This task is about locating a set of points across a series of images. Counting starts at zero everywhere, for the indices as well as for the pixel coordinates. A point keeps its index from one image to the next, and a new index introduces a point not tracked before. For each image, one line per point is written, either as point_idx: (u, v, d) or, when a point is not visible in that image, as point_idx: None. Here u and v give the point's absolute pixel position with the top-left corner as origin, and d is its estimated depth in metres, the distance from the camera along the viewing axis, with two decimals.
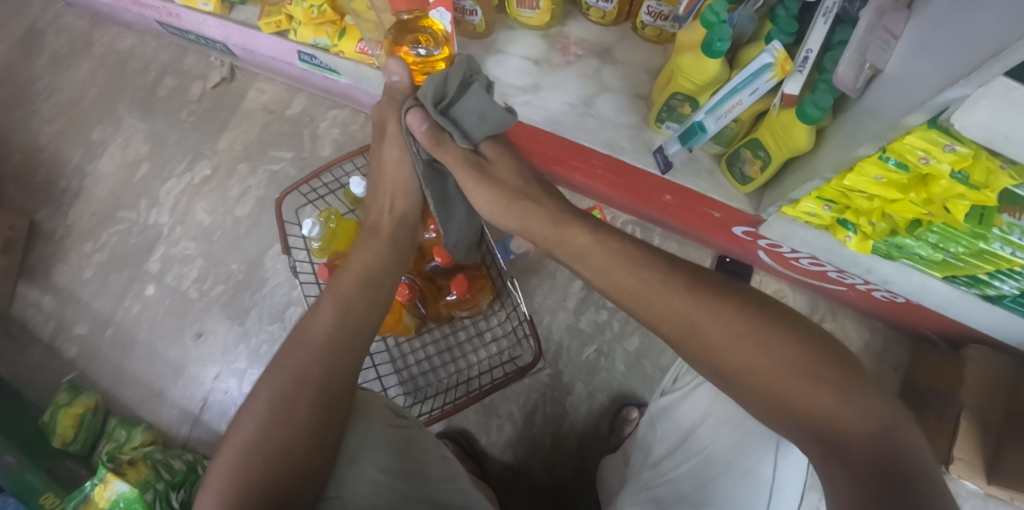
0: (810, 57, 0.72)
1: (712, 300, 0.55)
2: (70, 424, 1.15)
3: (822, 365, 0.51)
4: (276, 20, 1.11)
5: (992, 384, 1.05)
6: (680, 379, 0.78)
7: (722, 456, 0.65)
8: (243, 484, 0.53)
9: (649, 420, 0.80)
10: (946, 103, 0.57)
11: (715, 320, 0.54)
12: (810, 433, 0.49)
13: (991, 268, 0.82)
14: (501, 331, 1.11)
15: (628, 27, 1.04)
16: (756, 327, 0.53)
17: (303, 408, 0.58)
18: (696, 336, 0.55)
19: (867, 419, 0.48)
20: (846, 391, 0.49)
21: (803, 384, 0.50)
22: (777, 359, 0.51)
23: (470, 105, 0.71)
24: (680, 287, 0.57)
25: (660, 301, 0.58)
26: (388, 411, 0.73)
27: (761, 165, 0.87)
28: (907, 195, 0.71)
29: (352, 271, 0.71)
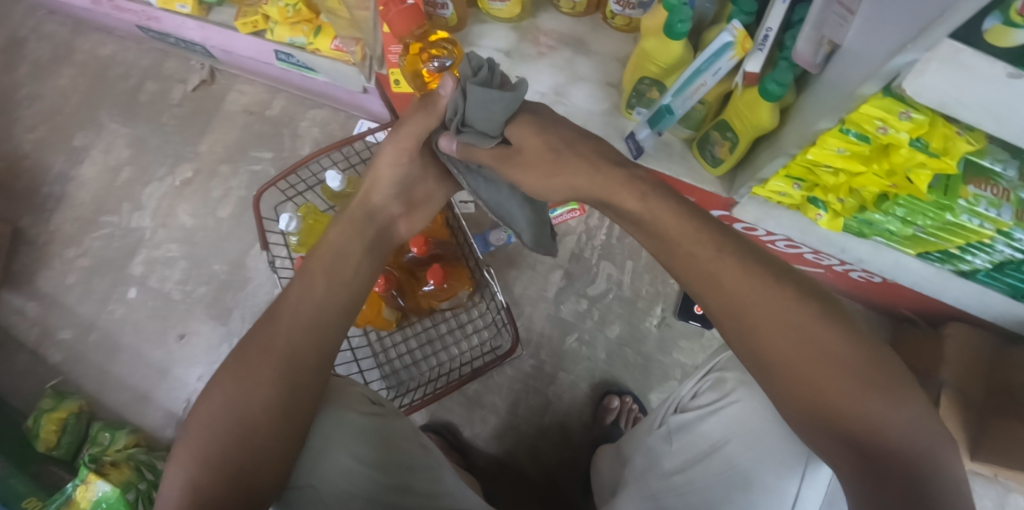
0: (770, 35, 0.74)
1: (772, 287, 0.55)
2: (53, 429, 1.14)
3: (871, 370, 0.53)
4: (252, 20, 1.12)
5: (969, 361, 1.06)
6: (701, 395, 0.72)
7: (743, 477, 0.64)
8: (208, 460, 0.54)
9: (665, 432, 0.74)
10: (897, 69, 0.57)
11: (773, 310, 0.54)
12: (848, 440, 0.52)
13: (961, 241, 0.82)
14: (482, 323, 1.12)
15: (599, 18, 1.05)
16: (814, 324, 0.54)
17: (265, 389, 0.57)
18: (747, 323, 0.55)
19: (909, 434, 0.51)
20: (895, 401, 0.52)
21: (854, 390, 0.52)
22: (827, 356, 0.53)
23: (475, 111, 0.64)
24: (737, 267, 0.56)
25: (714, 280, 0.57)
26: (363, 399, 0.69)
27: (730, 146, 0.88)
28: (869, 167, 0.72)
29: (323, 253, 0.67)
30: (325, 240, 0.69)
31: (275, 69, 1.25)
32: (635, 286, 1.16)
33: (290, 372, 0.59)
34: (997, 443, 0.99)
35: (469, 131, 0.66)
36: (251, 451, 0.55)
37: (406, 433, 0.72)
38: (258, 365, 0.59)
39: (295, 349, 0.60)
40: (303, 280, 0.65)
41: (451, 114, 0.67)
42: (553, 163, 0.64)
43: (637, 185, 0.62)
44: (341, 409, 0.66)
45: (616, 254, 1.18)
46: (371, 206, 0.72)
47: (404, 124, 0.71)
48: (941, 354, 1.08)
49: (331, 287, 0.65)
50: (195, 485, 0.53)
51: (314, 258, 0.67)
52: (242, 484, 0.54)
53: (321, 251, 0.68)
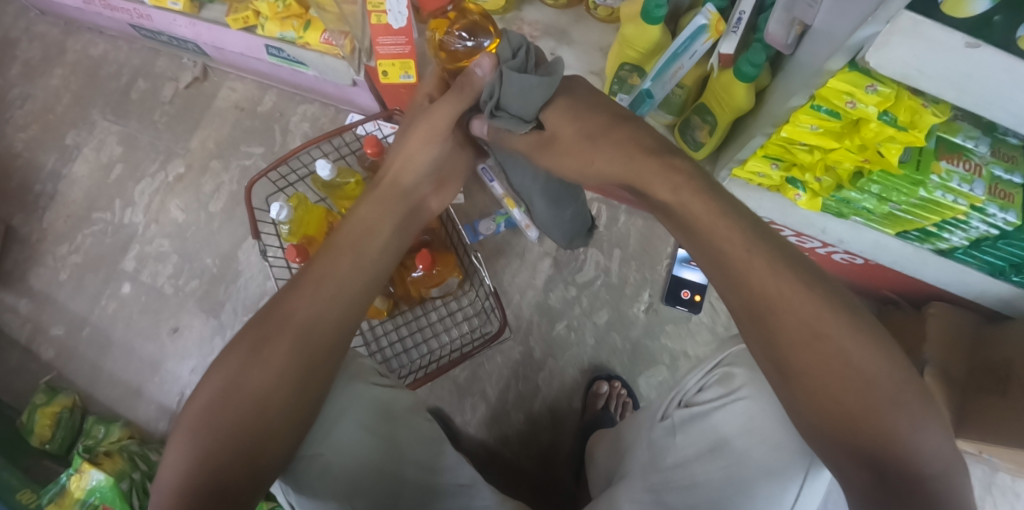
0: (743, 18, 0.76)
1: (803, 289, 0.54)
2: (47, 423, 1.15)
3: (895, 385, 0.52)
4: (242, 16, 1.14)
5: (949, 339, 1.09)
6: (707, 390, 0.71)
7: (750, 478, 0.64)
8: (215, 422, 0.54)
9: (669, 425, 0.73)
10: (860, 42, 0.60)
11: (804, 313, 0.53)
12: (864, 455, 0.51)
13: (937, 218, 0.84)
14: (472, 310, 1.14)
15: (582, 9, 1.07)
16: (844, 331, 0.52)
17: (286, 359, 0.58)
18: (774, 323, 0.54)
19: (925, 453, 0.51)
20: (916, 418, 0.51)
21: (875, 405, 0.51)
22: (851, 368, 0.52)
23: (514, 96, 0.64)
24: (767, 265, 0.55)
25: (743, 275, 0.55)
26: (373, 370, 0.74)
27: (710, 129, 0.90)
28: (842, 142, 0.74)
29: (348, 231, 0.68)
30: (354, 216, 0.69)
31: (266, 65, 1.26)
32: (622, 273, 1.18)
33: (307, 350, 0.59)
34: (979, 418, 1.01)
35: (505, 115, 0.66)
36: (265, 419, 0.55)
37: (408, 407, 0.75)
38: (271, 341, 0.59)
39: (290, 316, 0.61)
40: (327, 256, 0.65)
41: (485, 98, 0.66)
42: (587, 151, 0.65)
43: (618, 161, 0.63)
44: (351, 380, 0.69)
45: (604, 242, 1.20)
46: (398, 184, 0.72)
47: (440, 104, 0.70)
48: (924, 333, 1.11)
49: (335, 262, 0.65)
50: (206, 453, 0.53)
51: (337, 236, 0.68)
52: (250, 454, 0.54)
53: (343, 227, 0.69)
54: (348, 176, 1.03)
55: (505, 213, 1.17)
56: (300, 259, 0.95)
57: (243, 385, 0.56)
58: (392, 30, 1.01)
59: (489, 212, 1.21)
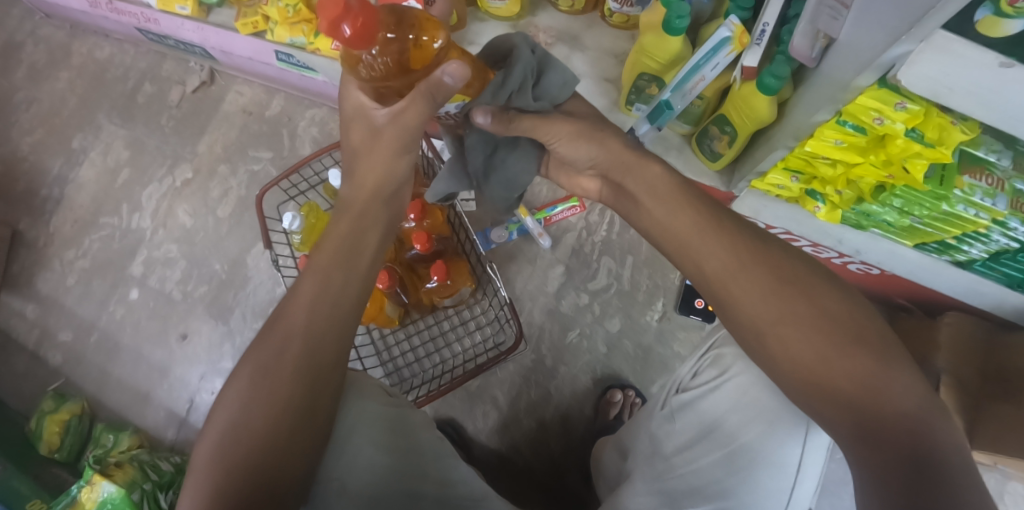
0: (767, 30, 0.75)
1: (758, 259, 0.60)
2: (56, 431, 1.14)
3: (859, 336, 0.56)
4: (253, 20, 1.13)
5: (963, 346, 1.08)
6: (700, 374, 0.76)
7: (748, 449, 0.67)
8: (236, 444, 0.54)
9: (667, 413, 0.77)
10: (892, 61, 0.59)
11: (767, 282, 0.59)
12: (838, 402, 0.54)
13: (958, 231, 0.83)
14: (484, 319, 1.13)
15: (596, 15, 1.05)
16: (799, 292, 0.58)
17: (286, 389, 0.57)
18: (737, 293, 0.60)
19: (899, 392, 0.53)
20: (881, 361, 0.54)
21: (839, 352, 0.55)
22: (818, 324, 0.56)
23: (556, 80, 0.66)
24: (725, 244, 0.61)
25: (706, 257, 0.62)
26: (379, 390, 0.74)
27: (728, 140, 0.89)
28: (866, 158, 0.73)
29: (327, 248, 0.65)
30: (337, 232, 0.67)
31: (274, 69, 1.25)
32: (634, 280, 1.17)
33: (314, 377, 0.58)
34: (997, 427, 1.00)
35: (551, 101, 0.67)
36: (282, 443, 0.55)
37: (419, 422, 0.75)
38: (286, 365, 0.58)
39: (309, 324, 0.60)
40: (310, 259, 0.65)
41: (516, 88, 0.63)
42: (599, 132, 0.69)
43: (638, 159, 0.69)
44: (360, 397, 0.69)
45: (616, 249, 1.19)
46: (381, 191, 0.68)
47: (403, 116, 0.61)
48: (937, 340, 1.09)
49: (320, 279, 0.63)
50: (219, 490, 0.52)
51: (321, 246, 0.66)
52: (269, 492, 0.53)
53: (326, 247, 0.66)
54: None
55: (517, 220, 1.16)
56: None
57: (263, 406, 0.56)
58: None
59: (501, 219, 1.20)
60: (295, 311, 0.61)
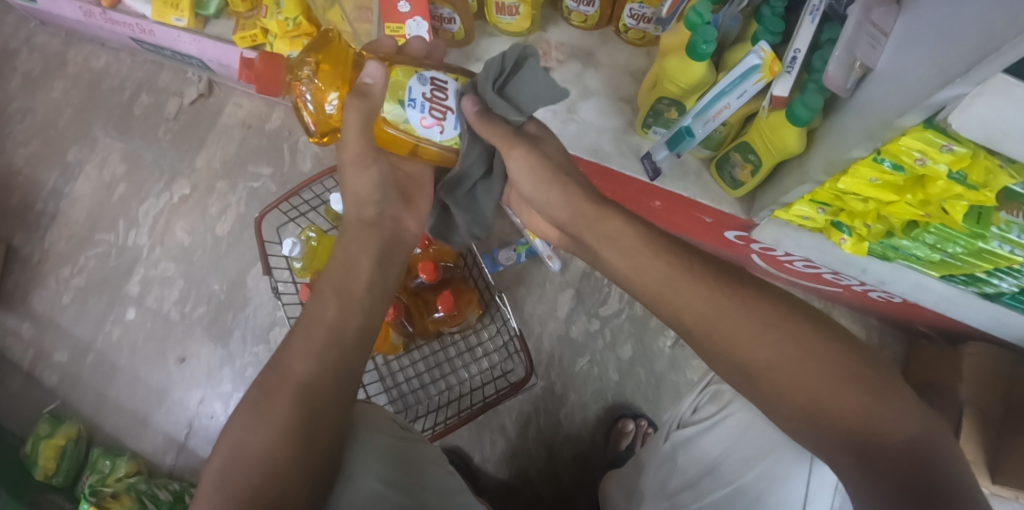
0: (799, 56, 0.70)
1: (740, 303, 0.55)
2: (52, 456, 1.11)
3: (848, 362, 0.52)
4: (251, 34, 1.09)
5: (988, 380, 1.01)
6: (700, 409, 0.77)
7: (748, 489, 0.65)
8: (226, 486, 0.50)
9: (669, 449, 0.77)
10: (943, 102, 0.54)
11: (744, 317, 0.55)
12: (838, 437, 0.50)
13: (990, 266, 0.78)
14: (492, 346, 1.08)
15: (610, 30, 1.00)
16: (784, 331, 0.53)
17: (288, 427, 0.52)
18: (723, 339, 0.55)
19: (902, 424, 0.48)
20: (878, 394, 0.50)
21: (831, 383, 0.51)
22: (801, 356, 0.52)
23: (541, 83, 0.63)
24: (704, 289, 0.57)
25: (684, 306, 0.57)
26: (392, 425, 0.71)
27: (752, 168, 0.84)
28: (903, 196, 0.69)
29: (334, 278, 0.64)
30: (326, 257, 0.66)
31: None
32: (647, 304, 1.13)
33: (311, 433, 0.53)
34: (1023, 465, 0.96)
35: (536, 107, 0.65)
36: (277, 488, 0.50)
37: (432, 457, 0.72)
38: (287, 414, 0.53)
39: (312, 376, 0.56)
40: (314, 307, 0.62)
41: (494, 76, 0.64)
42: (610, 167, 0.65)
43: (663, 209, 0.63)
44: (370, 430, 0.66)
45: None
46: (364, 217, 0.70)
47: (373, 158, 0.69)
48: (959, 372, 1.02)
49: (341, 316, 0.61)
50: None
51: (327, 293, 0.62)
52: None
53: (334, 299, 0.62)
54: None
55: (525, 241, 1.12)
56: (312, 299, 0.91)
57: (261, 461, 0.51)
58: None
59: (509, 241, 1.16)
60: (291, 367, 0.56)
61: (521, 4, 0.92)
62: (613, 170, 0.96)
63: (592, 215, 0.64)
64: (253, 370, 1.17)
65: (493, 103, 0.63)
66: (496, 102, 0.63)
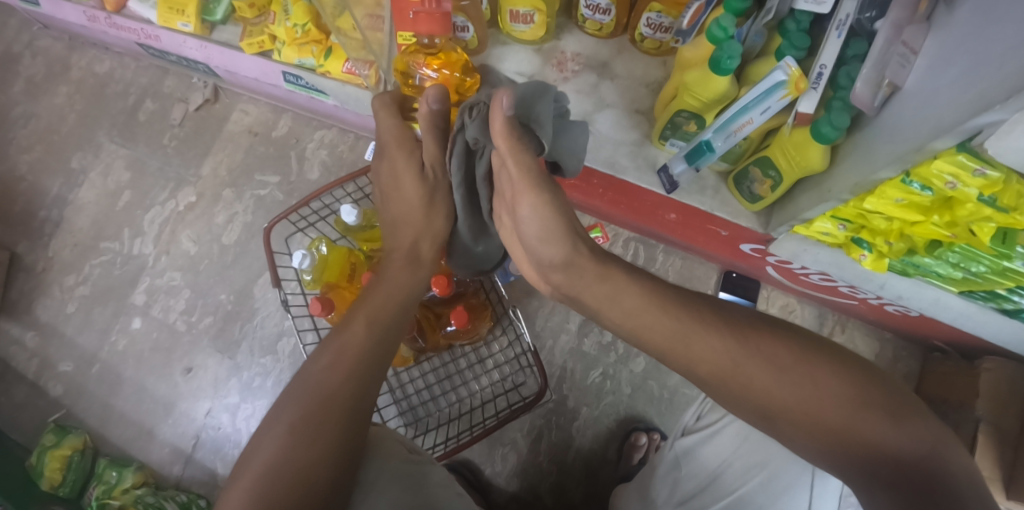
0: (824, 73, 0.69)
1: (755, 348, 0.51)
2: (58, 467, 1.10)
3: (868, 389, 0.49)
4: (259, 40, 1.07)
5: (1005, 397, 0.99)
6: (704, 416, 0.77)
7: (749, 501, 0.67)
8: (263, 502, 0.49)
9: (671, 458, 0.77)
10: (979, 127, 0.52)
11: (760, 362, 0.50)
12: (861, 466, 0.48)
13: (1011, 284, 0.76)
14: (503, 358, 1.07)
15: (626, 39, 0.98)
16: (803, 372, 0.49)
17: (325, 451, 0.52)
18: (742, 389, 0.51)
19: (919, 442, 0.47)
20: (900, 420, 0.47)
21: (856, 415, 0.48)
22: (826, 395, 0.48)
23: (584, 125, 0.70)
24: (716, 336, 0.52)
25: (696, 359, 0.52)
26: (402, 447, 0.70)
27: (772, 184, 0.83)
28: (930, 217, 0.68)
29: (385, 300, 0.66)
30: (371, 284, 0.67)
31: (281, 90, 1.19)
32: None
33: (341, 449, 0.53)
34: None
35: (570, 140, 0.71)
36: (318, 496, 0.51)
37: (443, 480, 0.70)
38: (315, 432, 0.53)
39: (332, 399, 0.55)
40: (343, 332, 0.61)
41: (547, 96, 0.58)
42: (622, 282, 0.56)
43: None
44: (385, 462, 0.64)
45: None
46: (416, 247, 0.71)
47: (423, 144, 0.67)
48: (976, 388, 1.01)
49: (377, 331, 0.62)
50: None
51: (357, 317, 0.63)
52: None
53: (364, 321, 0.63)
54: (376, 219, 0.99)
55: None
56: (326, 313, 0.87)
57: (283, 472, 0.50)
58: None
59: None
60: (312, 390, 0.56)
61: (536, 12, 0.90)
62: (623, 181, 0.96)
63: (591, 276, 0.57)
64: (261, 381, 1.16)
65: (543, 116, 0.57)
66: (543, 117, 0.57)
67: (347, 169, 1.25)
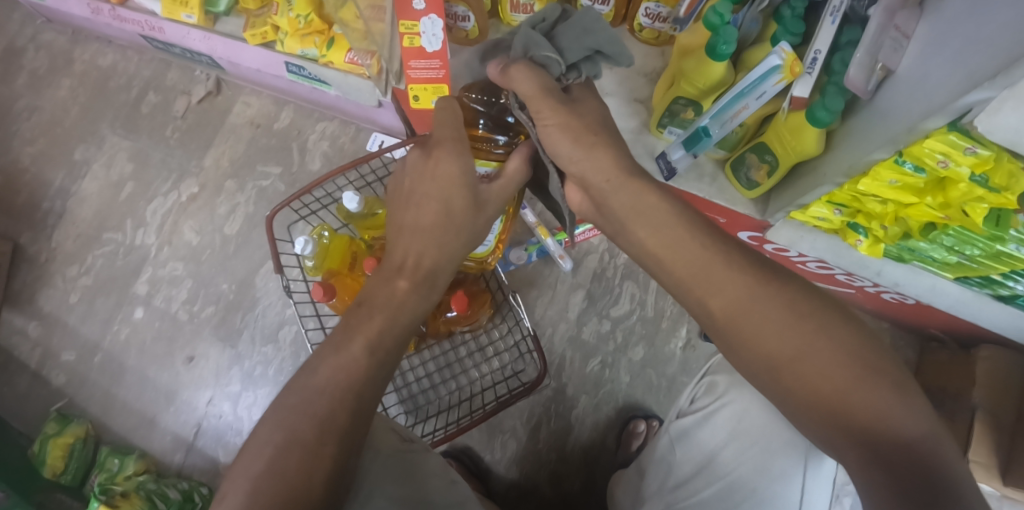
0: (819, 58, 0.70)
1: (775, 295, 0.53)
2: (60, 455, 1.11)
3: (878, 361, 0.50)
4: (261, 31, 1.08)
5: (1003, 384, 1.00)
6: (698, 399, 0.77)
7: (743, 483, 0.68)
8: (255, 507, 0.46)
9: (668, 441, 0.78)
10: (968, 106, 0.53)
11: (778, 307, 0.53)
12: (850, 429, 0.49)
13: (1006, 269, 0.77)
14: (503, 346, 1.08)
15: (625, 29, 1.00)
16: (816, 325, 0.51)
17: (317, 474, 0.49)
18: (752, 330, 0.53)
19: (918, 423, 0.48)
20: (904, 396, 0.48)
21: (860, 382, 0.49)
22: (837, 351, 0.50)
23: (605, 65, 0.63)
24: (740, 277, 0.55)
25: (713, 293, 0.55)
26: (393, 436, 0.69)
27: (769, 169, 0.84)
28: (923, 199, 0.69)
29: (378, 314, 0.61)
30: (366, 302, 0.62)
31: (284, 81, 1.20)
32: (658, 306, 1.13)
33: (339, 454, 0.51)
34: None
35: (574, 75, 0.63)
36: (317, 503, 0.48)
37: (438, 469, 0.71)
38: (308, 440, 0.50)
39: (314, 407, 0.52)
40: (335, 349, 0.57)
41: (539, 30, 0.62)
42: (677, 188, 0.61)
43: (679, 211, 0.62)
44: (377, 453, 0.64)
45: (639, 274, 1.14)
46: (418, 269, 0.64)
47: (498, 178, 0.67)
48: (973, 377, 1.01)
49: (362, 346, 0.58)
50: None
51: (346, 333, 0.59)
52: None
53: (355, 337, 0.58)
54: (376, 207, 0.98)
55: (536, 241, 1.12)
56: (327, 298, 0.87)
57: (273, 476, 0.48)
58: (425, 53, 0.90)
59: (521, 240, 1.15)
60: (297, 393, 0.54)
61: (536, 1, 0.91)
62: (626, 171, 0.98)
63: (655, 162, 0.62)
64: (262, 370, 1.17)
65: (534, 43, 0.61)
66: (537, 42, 0.60)
67: (348, 160, 1.26)
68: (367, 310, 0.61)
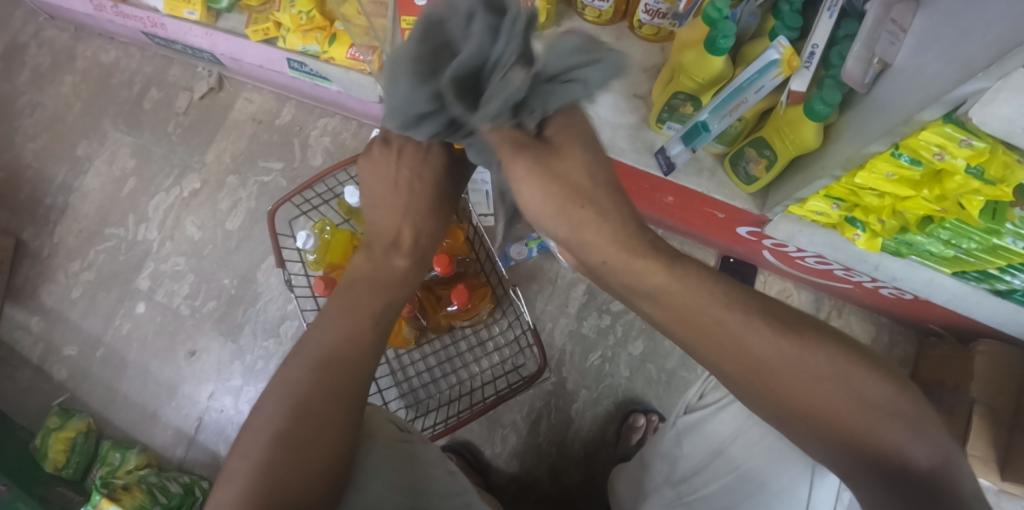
0: (816, 52, 0.71)
1: (780, 336, 0.44)
2: (62, 448, 1.11)
3: (891, 391, 0.43)
4: (263, 27, 1.08)
5: (1000, 378, 1.00)
6: (708, 394, 0.78)
7: (754, 476, 0.67)
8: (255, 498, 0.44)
9: (674, 434, 0.78)
10: (963, 97, 0.54)
11: (780, 355, 0.44)
12: (866, 465, 0.43)
13: (1002, 262, 0.77)
14: (503, 341, 1.08)
15: (624, 26, 1.01)
16: (821, 367, 0.44)
17: (317, 461, 0.47)
18: (758, 383, 0.45)
19: (935, 452, 0.42)
20: (919, 428, 0.43)
21: (875, 418, 0.43)
22: (847, 390, 0.43)
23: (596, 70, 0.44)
24: (750, 321, 0.45)
25: (710, 346, 0.46)
26: (390, 425, 0.67)
27: (767, 164, 0.85)
28: (920, 191, 0.69)
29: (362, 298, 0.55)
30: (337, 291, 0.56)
31: (285, 77, 1.20)
32: None
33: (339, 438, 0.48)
34: None
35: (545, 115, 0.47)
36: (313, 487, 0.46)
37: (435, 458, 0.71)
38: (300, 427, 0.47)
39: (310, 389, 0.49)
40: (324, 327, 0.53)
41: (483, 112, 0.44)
42: None
43: None
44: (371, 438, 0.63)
45: None
46: (417, 245, 0.59)
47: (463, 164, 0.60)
48: (970, 371, 1.01)
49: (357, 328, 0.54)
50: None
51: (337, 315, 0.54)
52: None
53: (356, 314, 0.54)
54: None
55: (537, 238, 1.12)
56: (329, 291, 0.88)
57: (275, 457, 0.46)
58: None
59: None
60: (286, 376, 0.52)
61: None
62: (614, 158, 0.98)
63: None
64: (264, 364, 1.17)
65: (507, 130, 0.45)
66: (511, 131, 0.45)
67: (349, 156, 1.27)
68: (363, 288, 0.55)
